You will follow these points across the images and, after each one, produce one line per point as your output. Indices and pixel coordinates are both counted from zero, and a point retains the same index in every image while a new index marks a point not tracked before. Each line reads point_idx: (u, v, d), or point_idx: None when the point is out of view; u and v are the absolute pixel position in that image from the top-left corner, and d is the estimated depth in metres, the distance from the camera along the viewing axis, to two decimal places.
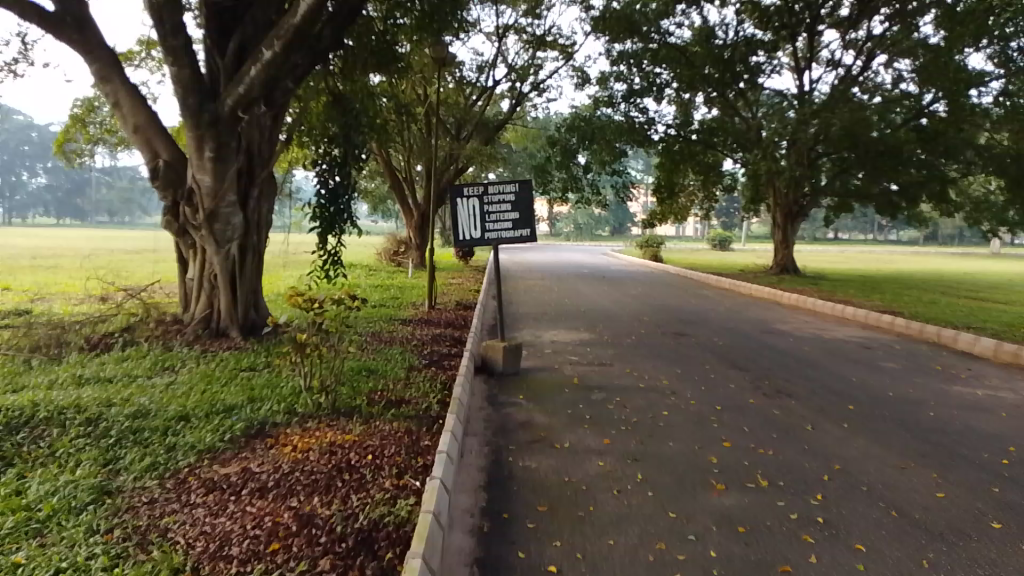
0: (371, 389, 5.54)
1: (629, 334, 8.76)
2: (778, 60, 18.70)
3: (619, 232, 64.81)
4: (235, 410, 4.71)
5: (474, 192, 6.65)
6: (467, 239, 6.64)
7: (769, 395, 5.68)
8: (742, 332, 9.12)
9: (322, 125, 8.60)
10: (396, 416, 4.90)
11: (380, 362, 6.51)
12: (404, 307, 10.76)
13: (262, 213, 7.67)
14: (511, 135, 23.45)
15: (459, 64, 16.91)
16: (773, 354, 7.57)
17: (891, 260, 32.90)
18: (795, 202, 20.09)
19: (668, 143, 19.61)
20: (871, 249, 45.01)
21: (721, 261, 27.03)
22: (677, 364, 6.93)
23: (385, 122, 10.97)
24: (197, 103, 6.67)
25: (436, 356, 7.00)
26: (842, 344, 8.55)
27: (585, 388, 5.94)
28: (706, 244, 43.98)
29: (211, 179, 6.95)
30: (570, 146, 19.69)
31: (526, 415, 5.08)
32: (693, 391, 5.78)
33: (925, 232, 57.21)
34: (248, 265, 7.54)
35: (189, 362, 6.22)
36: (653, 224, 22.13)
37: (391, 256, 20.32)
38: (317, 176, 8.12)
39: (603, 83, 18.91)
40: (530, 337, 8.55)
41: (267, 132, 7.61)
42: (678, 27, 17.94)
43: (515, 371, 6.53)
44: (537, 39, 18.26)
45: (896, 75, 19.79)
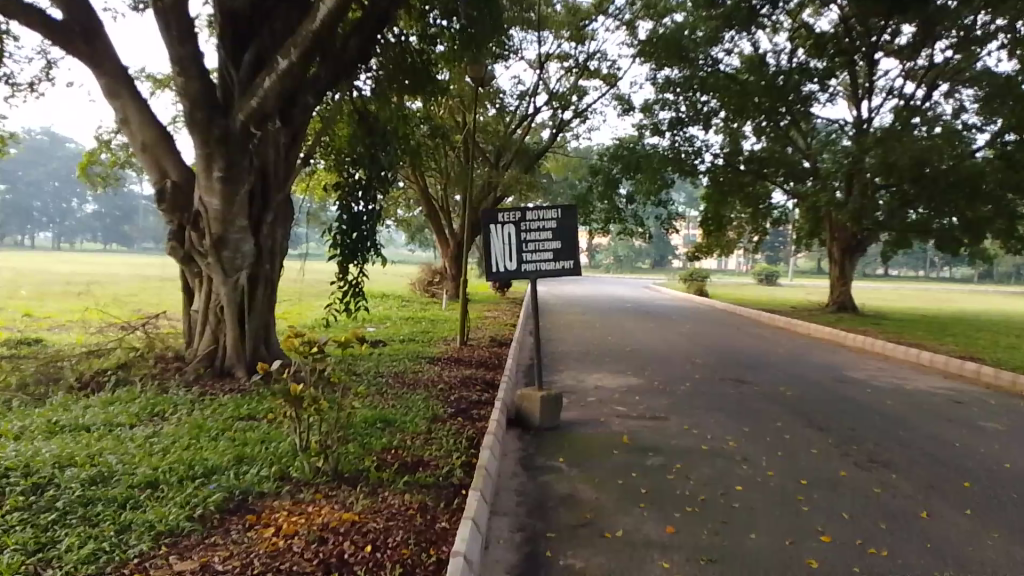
0: (385, 448, 4.70)
1: (681, 380, 7.81)
2: (833, 89, 17.74)
3: (660, 266, 63.30)
4: (215, 476, 3.92)
5: (511, 217, 5.81)
6: (503, 271, 5.80)
7: (862, 467, 4.72)
8: (808, 381, 8.11)
9: (346, 145, 7.87)
10: (409, 484, 4.04)
11: (399, 411, 5.67)
12: (434, 343, 9.92)
13: (277, 239, 6.92)
14: (552, 164, 22.74)
15: (499, 92, 16.31)
16: (851, 409, 6.57)
17: (948, 298, 31.23)
18: (853, 237, 18.84)
19: (715, 173, 18.67)
20: (926, 287, 43.08)
21: (768, 297, 25.81)
22: (743, 420, 5.97)
23: (418, 145, 10.30)
24: (205, 117, 5.95)
25: (465, 404, 6.14)
26: (927, 398, 7.49)
27: (638, 449, 5.02)
28: (752, 279, 42.46)
29: (219, 202, 6.22)
30: (612, 176, 18.91)
31: (570, 487, 4.19)
32: (769, 458, 4.84)
33: (979, 269, 55.08)
34: (259, 295, 6.78)
35: (184, 408, 5.44)
36: (698, 258, 21.14)
37: (425, 287, 19.64)
38: (339, 200, 7.39)
39: (647, 111, 18.12)
40: (571, 381, 7.64)
41: (283, 151, 6.90)
42: (727, 55, 17.15)
43: (553, 426, 5.63)
44: (579, 65, 17.57)
45: (958, 106, 18.70)
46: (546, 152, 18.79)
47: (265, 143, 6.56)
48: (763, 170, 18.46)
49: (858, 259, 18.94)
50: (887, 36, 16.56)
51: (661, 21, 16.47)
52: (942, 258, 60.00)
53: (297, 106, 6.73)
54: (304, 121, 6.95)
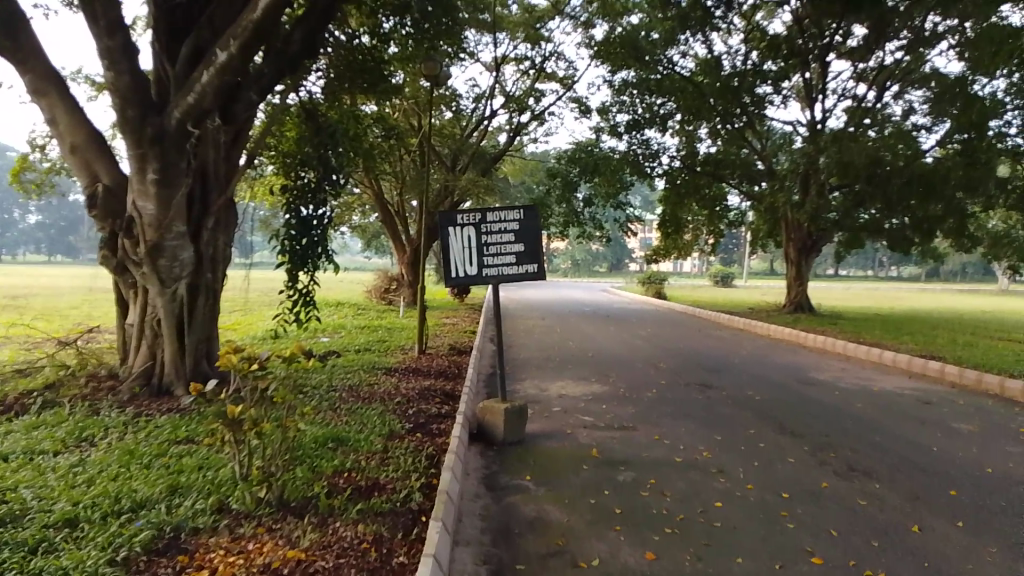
0: (336, 470, 4.33)
1: (647, 386, 7.57)
2: (787, 91, 17.80)
3: (617, 268, 63.45)
4: (142, 513, 3.51)
5: (471, 219, 5.49)
6: (462, 276, 5.47)
7: (842, 477, 4.50)
8: (775, 383, 7.93)
9: (291, 146, 7.44)
10: (363, 513, 3.69)
11: (353, 428, 5.29)
12: (391, 352, 9.53)
13: (219, 247, 6.49)
14: (508, 168, 22.45)
15: (454, 95, 15.98)
16: (821, 413, 6.39)
17: (898, 296, 31.77)
18: (809, 238, 18.90)
19: (672, 176, 18.56)
20: (877, 286, 43.77)
21: (726, 298, 25.88)
22: (714, 427, 5.73)
23: (371, 147, 9.90)
24: (137, 116, 5.53)
25: (424, 418, 5.79)
26: (894, 399, 7.36)
27: (608, 463, 4.73)
28: (709, 281, 42.67)
29: (154, 207, 5.77)
30: (570, 178, 18.59)
31: (538, 509, 3.89)
32: (746, 470, 4.59)
33: (926, 268, 56.34)
34: (200, 307, 6.33)
35: (116, 431, 5.00)
36: (656, 260, 21.04)
37: (382, 294, 19.18)
38: (287, 204, 6.99)
39: (604, 113, 17.95)
40: (534, 390, 7.33)
41: (225, 152, 6.47)
42: (682, 57, 17.07)
43: (517, 440, 5.31)
44: (536, 67, 17.33)
45: (906, 108, 18.93)
46: (503, 156, 18.50)
47: (205, 143, 6.14)
48: (719, 172, 18.44)
49: (814, 260, 19.01)
50: (838, 38, 16.65)
51: (617, 23, 16.32)
52: (890, 257, 61.29)
53: (238, 104, 6.36)
54: (247, 120, 6.56)
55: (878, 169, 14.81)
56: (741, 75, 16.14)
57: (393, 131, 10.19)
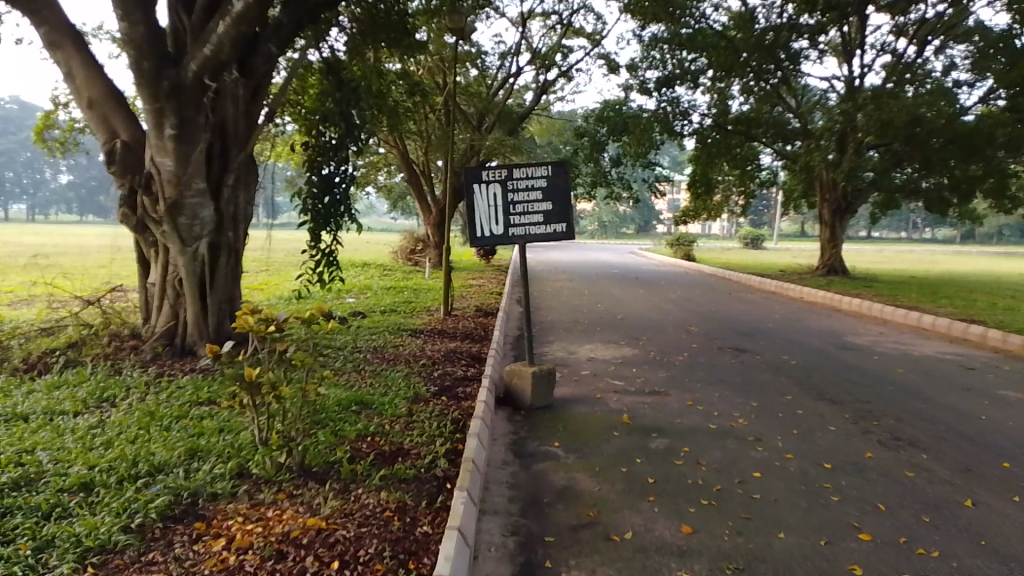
0: (360, 435, 4.20)
1: (677, 350, 7.36)
2: (824, 47, 17.18)
3: (643, 230, 62.85)
4: (159, 478, 3.41)
5: (497, 176, 5.26)
6: (489, 236, 5.27)
7: (887, 447, 4.29)
8: (810, 348, 7.68)
9: (313, 103, 7.23)
10: (385, 480, 3.57)
11: (377, 391, 5.16)
12: (416, 314, 9.39)
13: (240, 205, 6.33)
14: (535, 127, 22.05)
15: (479, 52, 15.61)
16: (860, 378, 6.15)
17: (934, 259, 31.00)
18: (844, 198, 18.38)
19: (703, 135, 18.08)
20: (911, 249, 42.81)
21: (755, 260, 25.41)
22: (749, 393, 5.53)
23: (395, 104, 9.67)
24: (152, 69, 5.36)
25: (449, 381, 5.65)
26: (935, 364, 7.09)
27: (640, 430, 4.57)
28: (738, 243, 42.02)
29: (172, 163, 5.61)
30: (598, 138, 18.13)
31: (567, 478, 3.74)
32: (785, 438, 4.40)
33: (961, 230, 55.06)
34: (222, 266, 6.21)
35: (138, 392, 4.91)
36: (685, 222, 20.66)
37: (408, 256, 19.05)
38: (309, 162, 6.81)
39: (633, 70, 17.48)
40: (561, 353, 7.16)
41: (244, 107, 6.28)
42: (715, 11, 16.50)
43: (546, 404, 5.15)
44: (563, 23, 16.85)
45: (948, 63, 18.19)
46: (529, 114, 18.13)
47: (223, 97, 5.95)
48: (751, 131, 17.92)
49: (849, 222, 18.50)
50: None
51: None
52: (924, 220, 59.91)
53: (258, 57, 6.16)
54: (266, 74, 6.36)
55: (919, 129, 14.26)
56: (776, 30, 15.56)
57: (416, 88, 9.92)
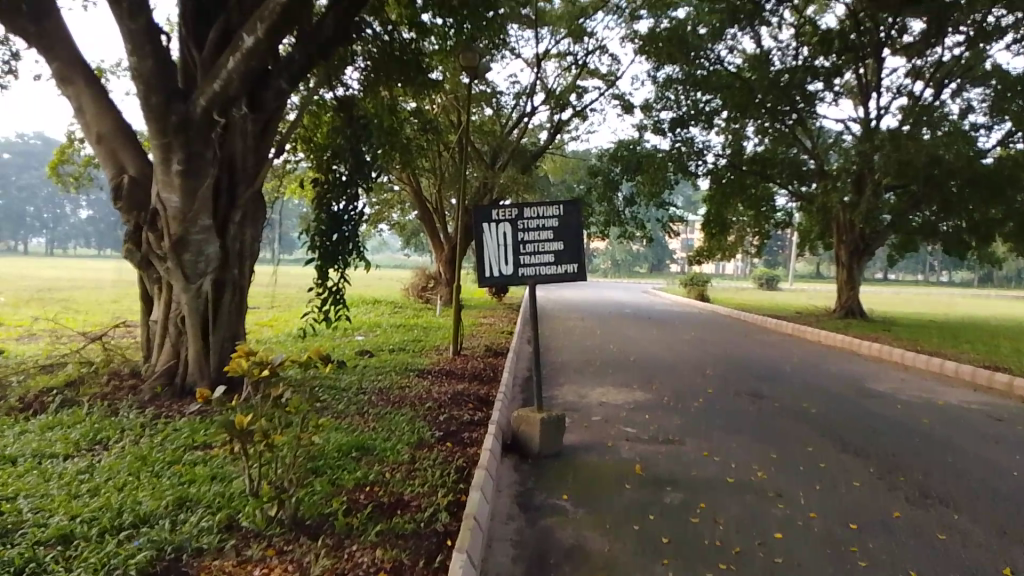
0: (358, 484, 4.01)
1: (693, 395, 7.13)
2: (840, 88, 17.12)
3: (657, 269, 62.67)
4: (143, 530, 3.24)
5: (506, 214, 5.13)
6: (497, 275, 5.14)
7: (917, 506, 4.07)
8: (830, 394, 7.44)
9: (323, 139, 7.13)
10: (382, 535, 3.37)
11: (379, 436, 4.97)
12: (425, 353, 9.22)
13: (246, 242, 6.21)
14: (549, 166, 22.05)
15: (493, 91, 15.64)
16: (884, 428, 5.90)
17: (951, 301, 30.58)
18: (861, 240, 18.15)
19: (718, 174, 17.97)
20: (928, 291, 42.33)
21: (770, 301, 25.13)
22: (769, 443, 5.30)
23: (408, 141, 9.62)
24: (161, 103, 5.26)
25: (454, 426, 5.45)
26: (961, 414, 6.83)
27: (653, 481, 4.35)
28: (752, 283, 41.74)
29: (178, 199, 5.51)
30: (612, 177, 18.07)
31: (577, 536, 3.54)
32: (807, 494, 4.17)
33: (978, 272, 54.50)
34: (226, 304, 6.08)
35: (133, 434, 4.75)
36: (700, 261, 20.49)
37: (419, 292, 18.95)
38: (317, 198, 6.69)
39: (647, 110, 17.47)
40: (572, 397, 6.96)
41: (253, 142, 6.17)
42: (730, 52, 16.50)
43: (554, 452, 4.94)
44: (577, 63, 16.90)
45: (965, 106, 18.07)
46: (543, 153, 18.12)
47: (231, 132, 5.88)
48: (766, 171, 17.80)
49: (866, 263, 18.26)
50: (895, 33, 15.93)
51: (663, 19, 15.80)
52: (940, 261, 59.39)
53: (268, 91, 6.06)
54: (277, 108, 6.27)
55: (937, 171, 14.09)
56: (792, 71, 15.50)
57: (429, 125, 9.86)
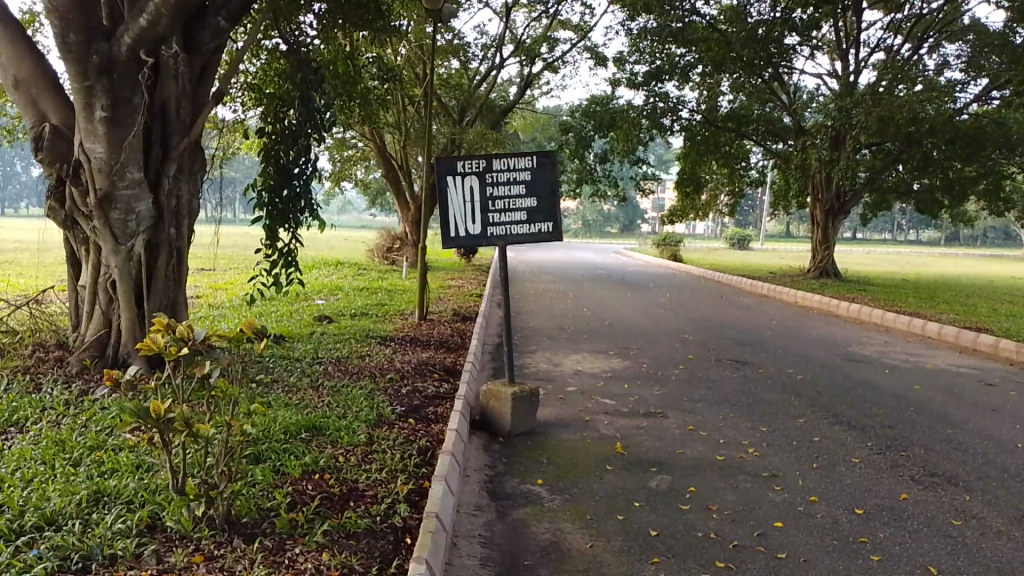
0: (305, 472, 3.53)
1: (672, 363, 6.73)
2: (817, 42, 16.62)
3: (629, 229, 62.19)
4: (46, 535, 2.72)
5: (474, 166, 4.60)
6: (463, 235, 4.60)
7: (923, 488, 3.70)
8: (814, 360, 7.10)
9: (273, 87, 6.49)
10: (330, 535, 2.90)
11: (334, 413, 4.48)
12: (389, 318, 8.72)
13: (185, 198, 5.60)
14: (519, 123, 21.36)
15: (460, 42, 14.89)
16: (876, 398, 5.56)
17: (920, 261, 30.66)
18: (837, 198, 17.86)
19: (692, 130, 17.27)
20: (898, 251, 42.39)
21: (743, 262, 24.87)
22: (757, 416, 4.92)
23: (371, 92, 8.96)
24: (81, 42, 4.72)
25: (418, 400, 4.98)
26: (951, 380, 6.52)
27: (637, 462, 3.95)
28: (723, 243, 41.50)
29: (104, 150, 4.96)
30: (585, 133, 17.45)
31: (553, 530, 3.11)
32: (805, 476, 3.79)
33: (944, 231, 55.09)
34: (163, 267, 5.48)
35: (53, 415, 4.20)
36: (673, 221, 20.09)
37: (384, 254, 18.29)
38: (264, 151, 6.11)
39: (620, 64, 16.84)
40: (545, 366, 6.52)
41: (191, 87, 5.53)
42: (706, 3, 15.89)
43: (527, 429, 4.50)
44: (548, 13, 16.17)
45: (942, 61, 17.68)
46: (513, 108, 17.46)
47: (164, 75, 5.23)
48: (742, 129, 17.34)
49: (842, 223, 17.96)
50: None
51: None
52: (907, 219, 59.86)
53: (205, 31, 5.45)
54: (215, 51, 5.65)
55: (916, 128, 13.76)
56: (771, 24, 14.92)
57: (391, 76, 9.18)
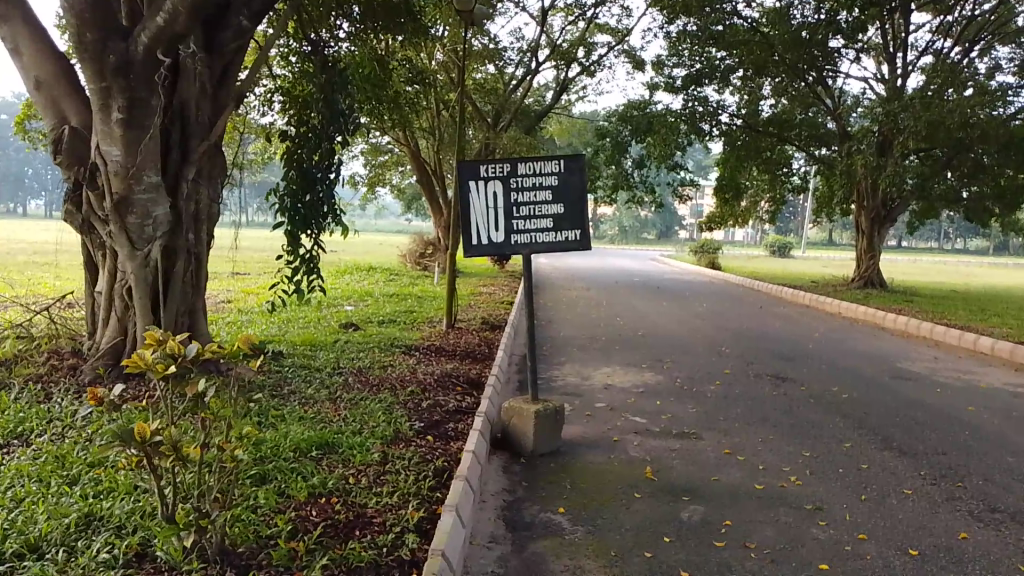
0: (311, 495, 3.31)
1: (708, 378, 6.41)
2: (863, 45, 16.09)
3: (666, 236, 61.41)
4: (26, 566, 2.53)
5: (498, 171, 4.38)
6: (485, 243, 4.38)
7: (986, 525, 3.36)
8: (859, 377, 6.73)
9: (298, 88, 6.32)
10: (329, 570, 2.67)
11: (349, 429, 4.26)
12: (416, 326, 8.53)
13: (203, 201, 5.46)
14: (555, 128, 21.11)
15: (496, 47, 14.68)
16: (927, 420, 5.19)
17: (967, 270, 29.67)
18: (882, 205, 17.28)
19: (732, 136, 16.86)
20: (944, 260, 41.15)
21: (783, 269, 24.27)
22: (800, 439, 4.59)
23: (404, 95, 8.77)
24: (97, 42, 4.57)
25: (438, 415, 4.75)
26: (1008, 400, 6.10)
27: (669, 489, 3.67)
28: (763, 250, 40.71)
29: (121, 153, 4.81)
30: (622, 139, 17.14)
31: (573, 568, 2.85)
32: (853, 509, 3.47)
33: (991, 240, 53.53)
34: (180, 273, 5.32)
35: (59, 427, 4.05)
36: (711, 228, 19.66)
37: (417, 259, 18.18)
38: (287, 155, 5.95)
39: (658, 68, 16.51)
40: (575, 379, 6.25)
41: (210, 88, 5.39)
42: (747, 5, 15.46)
43: (551, 450, 4.24)
44: (585, 17, 15.91)
45: (994, 64, 17.00)
46: (548, 112, 17.22)
47: (183, 76, 5.10)
48: (784, 134, 16.88)
49: (887, 231, 17.37)
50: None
51: None
52: (955, 228, 58.27)
53: (227, 31, 5.31)
54: (237, 51, 5.51)
55: (967, 134, 13.19)
56: (815, 27, 14.45)
57: (422, 79, 8.95)
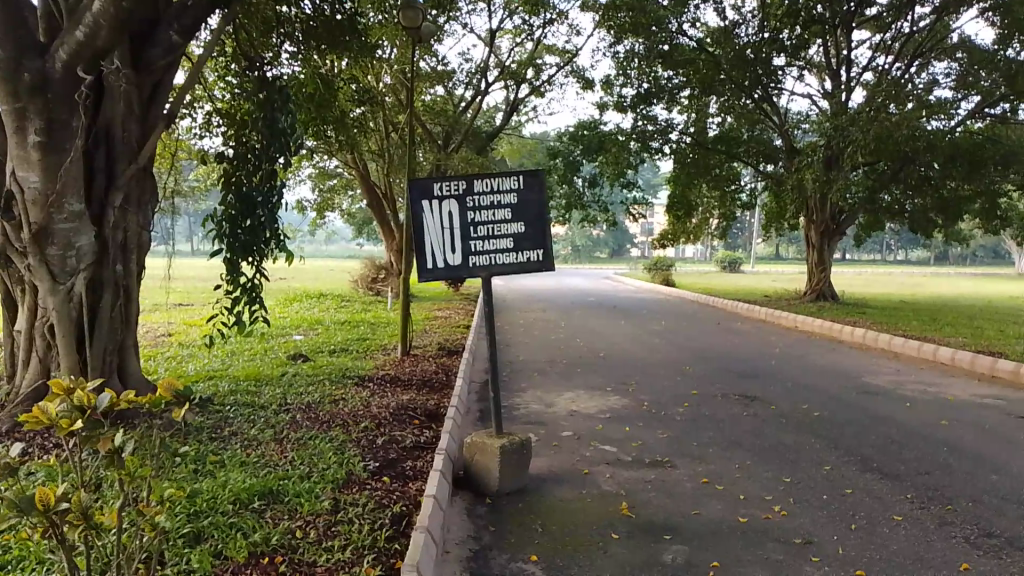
0: (253, 555, 2.95)
1: (676, 400, 6.20)
2: (806, 62, 16.31)
3: (618, 254, 61.74)
4: None
5: (453, 189, 4.09)
6: (442, 267, 4.08)
7: (985, 553, 3.16)
8: (826, 394, 6.59)
9: (235, 108, 5.97)
10: None
11: (297, 473, 3.90)
12: (370, 354, 8.16)
13: (133, 228, 5.03)
14: (506, 149, 20.98)
15: (444, 68, 14.46)
16: (903, 438, 5.03)
17: (910, 281, 30.32)
18: (831, 219, 17.48)
19: (681, 153, 16.88)
20: (888, 271, 42.09)
21: (736, 285, 24.45)
22: (778, 463, 4.38)
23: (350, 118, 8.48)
24: (9, 60, 4.14)
25: (394, 453, 4.41)
26: (976, 412, 6.01)
27: (648, 527, 3.40)
28: (714, 267, 41.13)
29: (39, 178, 4.40)
30: (573, 158, 17.06)
31: None
32: (845, 542, 3.24)
33: (931, 250, 55.10)
34: (107, 307, 4.89)
35: None
36: (664, 245, 19.67)
37: (369, 284, 17.78)
38: (224, 177, 5.57)
39: (607, 88, 16.49)
40: (538, 406, 5.97)
41: (138, 107, 5.00)
42: (691, 25, 15.54)
43: (517, 487, 3.93)
44: (533, 37, 15.81)
45: (932, 80, 17.42)
46: (499, 133, 17.06)
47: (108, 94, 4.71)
48: (733, 151, 16.99)
49: (836, 244, 17.57)
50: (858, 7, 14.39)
51: None
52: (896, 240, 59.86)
53: (155, 46, 4.93)
54: (167, 68, 5.15)
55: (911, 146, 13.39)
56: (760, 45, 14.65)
57: (369, 100, 8.66)
